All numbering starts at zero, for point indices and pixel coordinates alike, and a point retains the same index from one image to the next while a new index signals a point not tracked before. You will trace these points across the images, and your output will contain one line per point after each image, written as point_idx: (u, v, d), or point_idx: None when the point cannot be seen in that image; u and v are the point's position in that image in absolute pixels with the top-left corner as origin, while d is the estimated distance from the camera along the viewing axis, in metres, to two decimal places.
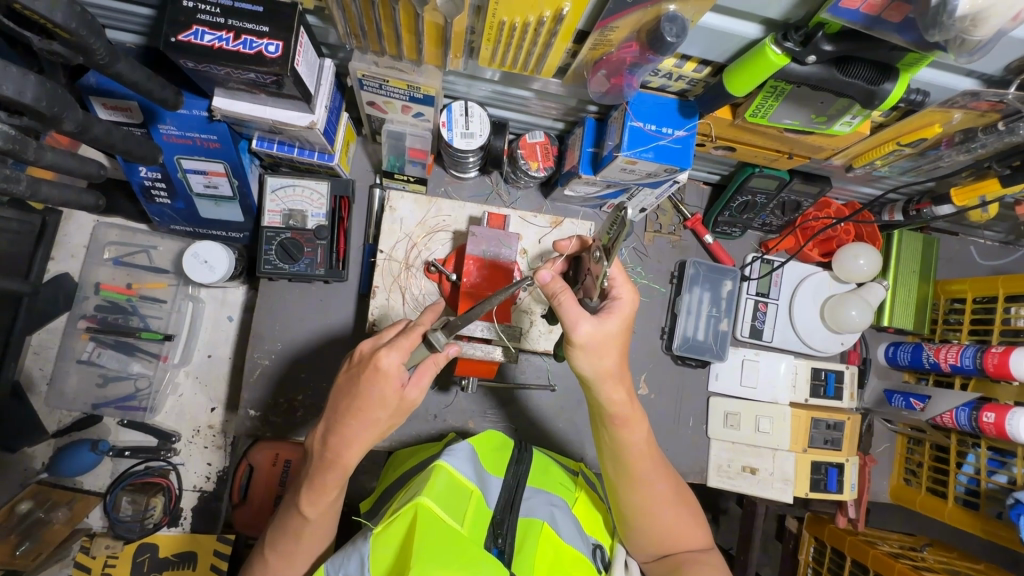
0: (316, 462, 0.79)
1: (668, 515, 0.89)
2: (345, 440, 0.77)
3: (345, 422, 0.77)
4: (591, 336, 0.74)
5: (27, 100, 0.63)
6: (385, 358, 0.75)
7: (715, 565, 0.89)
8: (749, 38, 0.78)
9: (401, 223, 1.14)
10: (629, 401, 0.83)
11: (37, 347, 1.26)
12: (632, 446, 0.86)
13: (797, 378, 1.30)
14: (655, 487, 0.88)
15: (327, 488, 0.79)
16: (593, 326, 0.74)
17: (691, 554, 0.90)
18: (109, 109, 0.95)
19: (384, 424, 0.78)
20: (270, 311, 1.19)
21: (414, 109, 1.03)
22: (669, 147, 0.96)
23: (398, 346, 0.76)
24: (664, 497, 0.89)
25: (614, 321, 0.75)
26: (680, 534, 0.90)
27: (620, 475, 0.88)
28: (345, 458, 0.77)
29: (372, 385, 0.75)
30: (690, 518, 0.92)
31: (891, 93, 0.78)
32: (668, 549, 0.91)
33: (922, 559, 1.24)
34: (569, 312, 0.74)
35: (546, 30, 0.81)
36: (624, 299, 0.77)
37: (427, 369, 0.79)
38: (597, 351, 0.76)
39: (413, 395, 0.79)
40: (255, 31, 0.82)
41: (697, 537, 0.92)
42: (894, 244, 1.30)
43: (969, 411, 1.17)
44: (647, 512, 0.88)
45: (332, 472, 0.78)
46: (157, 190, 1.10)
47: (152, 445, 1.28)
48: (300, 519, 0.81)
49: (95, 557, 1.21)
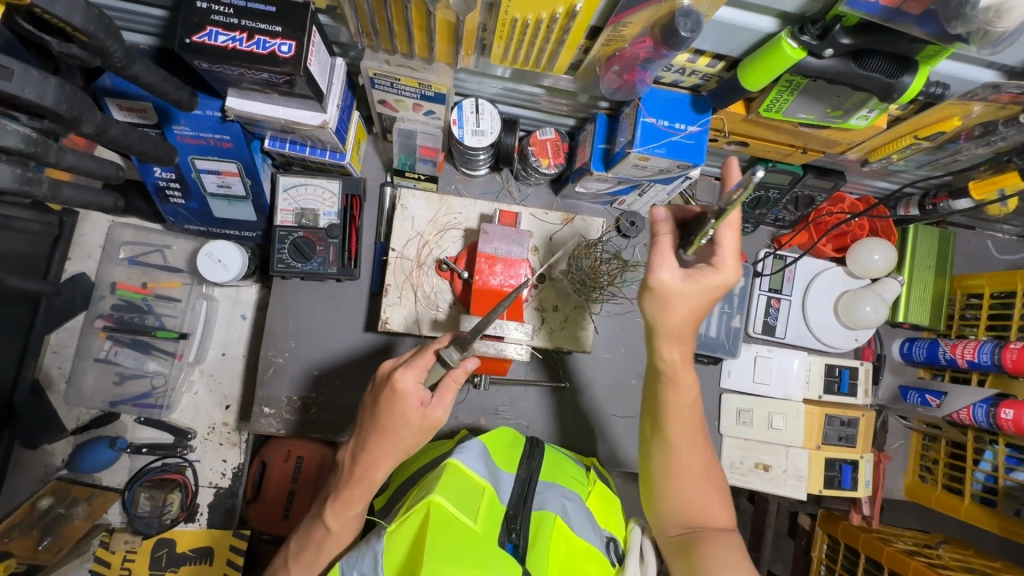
0: (345, 477, 0.81)
1: (694, 483, 0.87)
2: (375, 457, 0.79)
3: (373, 441, 0.79)
4: (666, 283, 0.75)
5: (48, 103, 0.64)
6: (401, 379, 0.76)
7: (733, 546, 0.83)
8: (764, 32, 0.77)
9: (412, 221, 1.15)
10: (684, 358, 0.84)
11: (56, 346, 1.28)
12: (675, 406, 0.85)
13: (810, 374, 1.30)
14: (687, 454, 0.87)
15: (354, 500, 0.81)
16: (674, 277, 0.75)
17: (709, 531, 0.85)
18: (124, 110, 0.96)
19: (410, 441, 0.79)
20: (283, 308, 1.20)
21: (425, 107, 1.03)
22: (681, 143, 0.95)
23: (413, 366, 0.78)
24: (693, 466, 0.87)
25: (696, 286, 0.75)
26: (704, 506, 0.87)
27: (654, 437, 0.88)
28: (376, 474, 0.80)
29: (393, 405, 0.77)
30: (716, 494, 0.88)
31: (909, 86, 0.77)
32: (688, 521, 0.87)
33: (937, 556, 1.23)
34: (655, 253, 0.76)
35: (558, 26, 0.81)
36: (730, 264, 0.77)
37: (448, 388, 0.79)
38: (665, 300, 0.77)
39: (437, 415, 0.79)
40: (268, 32, 0.83)
41: (721, 516, 0.87)
42: (908, 238, 1.29)
43: (986, 408, 1.16)
44: (676, 478, 0.87)
45: (360, 486, 0.80)
46: (172, 191, 1.11)
47: (167, 442, 1.29)
48: (323, 530, 0.84)
49: (113, 552, 1.23)
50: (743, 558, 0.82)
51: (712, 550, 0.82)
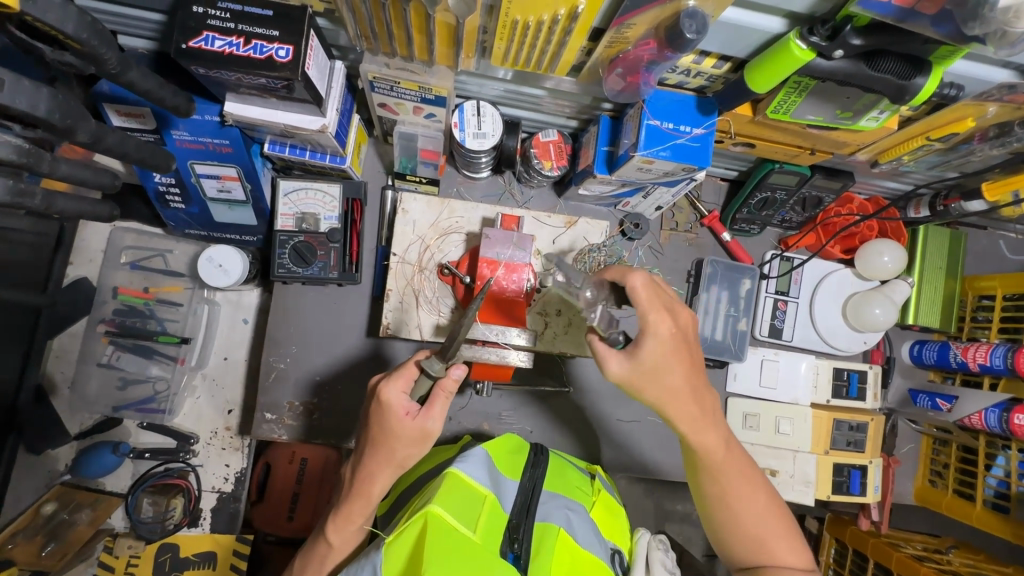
0: (346, 491, 0.81)
1: (759, 524, 0.83)
2: (371, 471, 0.78)
3: (367, 454, 0.79)
4: (621, 375, 0.78)
5: (40, 113, 0.63)
6: (385, 391, 0.77)
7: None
8: (771, 33, 0.75)
9: (413, 225, 1.13)
10: (700, 415, 0.81)
11: (58, 351, 1.27)
12: (711, 451, 0.82)
13: (818, 378, 1.28)
14: (744, 496, 0.84)
15: (353, 517, 0.80)
16: (622, 362, 0.78)
17: (785, 572, 0.81)
18: (122, 116, 0.95)
19: (406, 455, 0.78)
20: (284, 313, 1.19)
21: (426, 110, 1.01)
22: (687, 145, 0.93)
23: (395, 379, 0.78)
24: (751, 504, 0.84)
25: (647, 350, 0.77)
26: (774, 547, 0.83)
27: (705, 490, 0.85)
28: (374, 488, 0.79)
29: (382, 417, 0.77)
30: (784, 531, 0.84)
31: (923, 87, 0.75)
32: (761, 563, 0.83)
33: (947, 562, 1.21)
34: (599, 351, 0.79)
35: (560, 28, 0.79)
36: (661, 319, 0.77)
37: (437, 399, 0.78)
38: (634, 387, 0.78)
39: (429, 424, 0.77)
40: (265, 36, 0.81)
41: (794, 554, 0.83)
42: (919, 240, 1.26)
43: (999, 413, 1.14)
44: (738, 523, 0.84)
45: (358, 502, 0.79)
46: (171, 196, 1.10)
47: (170, 447, 1.28)
48: (325, 546, 0.83)
49: (117, 556, 1.23)
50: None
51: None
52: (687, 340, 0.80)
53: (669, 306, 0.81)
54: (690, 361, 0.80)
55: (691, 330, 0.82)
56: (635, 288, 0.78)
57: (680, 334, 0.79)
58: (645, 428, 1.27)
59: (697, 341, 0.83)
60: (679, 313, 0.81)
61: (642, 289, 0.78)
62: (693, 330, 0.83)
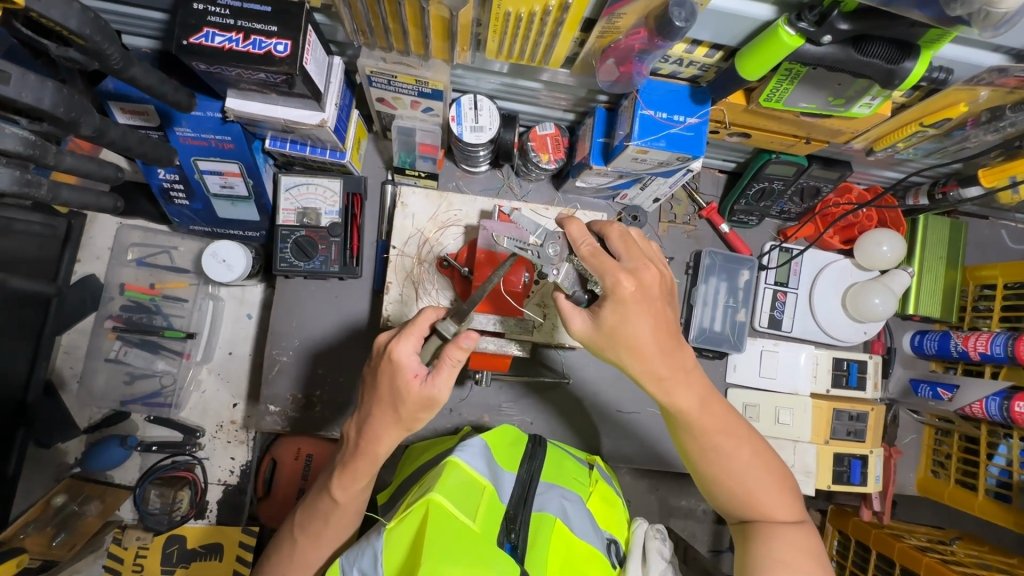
0: (351, 450, 0.82)
1: (747, 479, 0.83)
2: (377, 432, 0.80)
3: (374, 412, 0.80)
4: (583, 334, 0.80)
5: (45, 107, 0.65)
6: (397, 349, 0.77)
7: (801, 543, 0.81)
8: (761, 20, 0.75)
9: (412, 218, 1.15)
10: (668, 373, 0.81)
11: (67, 346, 1.30)
12: (679, 408, 0.83)
13: (817, 368, 1.28)
14: (728, 450, 0.84)
15: (358, 475, 0.82)
16: (586, 320, 0.80)
17: (775, 526, 0.82)
18: (127, 113, 0.97)
19: (410, 417, 0.79)
20: (286, 307, 1.21)
21: (423, 104, 1.03)
22: (680, 134, 0.94)
23: (407, 337, 0.78)
24: (736, 458, 0.84)
25: (606, 312, 0.79)
26: (764, 501, 0.83)
27: (688, 446, 0.86)
28: (380, 448, 0.80)
29: (391, 376, 0.77)
30: (774, 486, 0.84)
31: (912, 71, 0.75)
32: (751, 515, 0.84)
33: (951, 553, 1.20)
34: (563, 310, 0.81)
35: (553, 19, 0.80)
36: (619, 281, 0.77)
37: (447, 366, 0.76)
38: (597, 347, 0.81)
39: (437, 390, 0.77)
40: (264, 32, 0.83)
41: (785, 509, 0.83)
42: (918, 230, 1.26)
43: (1000, 401, 1.13)
44: (725, 480, 0.84)
45: (364, 459, 0.81)
46: (176, 192, 1.12)
47: (177, 440, 1.31)
48: (329, 502, 0.84)
49: (126, 548, 1.24)
50: (810, 556, 0.80)
51: (776, 550, 0.80)
52: (652, 300, 0.79)
53: (628, 266, 0.80)
54: (653, 320, 0.79)
55: (657, 286, 0.80)
56: (580, 253, 0.79)
57: (641, 294, 0.79)
58: (645, 419, 1.27)
59: (665, 296, 0.82)
60: (642, 271, 0.80)
61: (587, 254, 0.79)
62: (661, 287, 0.82)
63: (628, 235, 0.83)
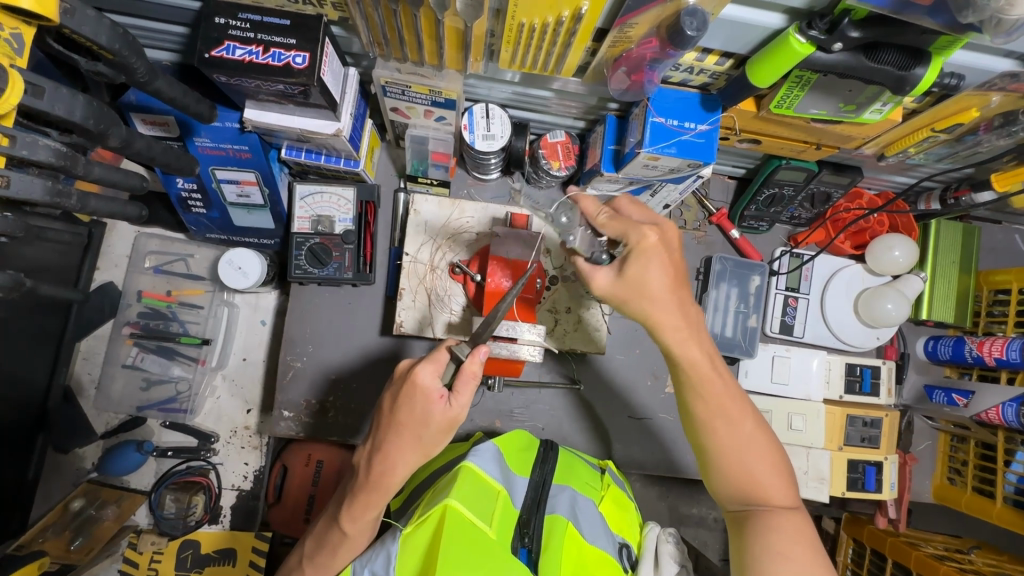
0: (362, 480, 0.80)
1: (750, 462, 0.82)
2: (393, 459, 0.79)
3: (390, 439, 0.79)
4: (607, 289, 0.82)
5: (76, 119, 0.66)
6: (420, 374, 0.77)
7: (798, 530, 0.79)
8: (772, 28, 0.76)
9: (424, 225, 1.17)
10: (685, 323, 0.83)
11: (86, 352, 1.32)
12: (693, 366, 0.84)
13: (830, 374, 1.28)
14: (732, 421, 0.83)
15: (370, 506, 0.80)
16: (610, 277, 0.82)
17: (774, 513, 0.81)
18: (149, 124, 1.00)
19: (430, 442, 0.79)
20: (300, 314, 1.23)
21: (437, 113, 1.05)
22: (691, 142, 0.95)
23: (429, 361, 0.79)
24: (740, 439, 0.83)
25: (632, 267, 0.80)
26: (764, 484, 0.82)
27: (693, 412, 0.85)
28: (394, 478, 0.79)
29: (414, 401, 0.77)
30: (775, 471, 0.83)
31: (922, 78, 0.76)
32: (750, 501, 0.83)
33: (968, 562, 1.18)
34: (583, 272, 0.83)
35: (565, 30, 0.81)
36: (643, 233, 0.80)
37: (466, 384, 0.79)
38: (621, 301, 0.82)
39: (459, 409, 0.79)
40: (283, 44, 0.85)
41: (784, 494, 0.82)
42: (930, 235, 1.26)
43: (1016, 407, 1.13)
44: (728, 460, 0.83)
45: (376, 491, 0.79)
46: (194, 201, 1.15)
47: (192, 445, 1.32)
48: (339, 533, 0.83)
49: (141, 553, 1.25)
50: (808, 544, 0.78)
51: (775, 541, 0.78)
52: (671, 249, 0.82)
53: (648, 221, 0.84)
54: (671, 271, 0.81)
55: (676, 238, 0.84)
56: (599, 223, 0.82)
57: (662, 244, 0.81)
58: (656, 425, 1.27)
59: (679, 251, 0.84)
60: (663, 224, 0.84)
61: (606, 221, 0.82)
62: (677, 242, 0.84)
63: (638, 202, 0.88)
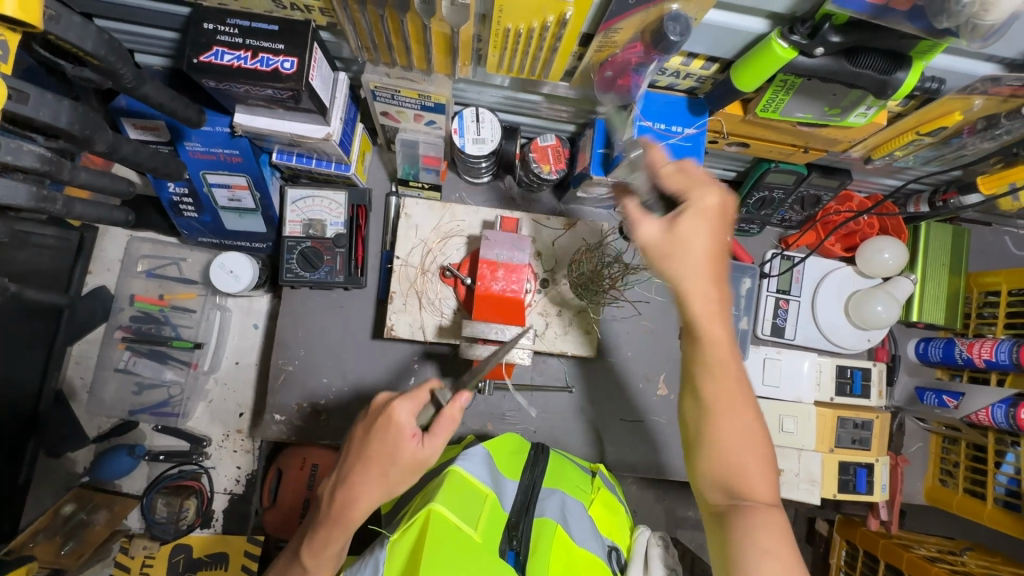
0: (326, 511, 0.79)
1: (742, 454, 0.75)
2: (357, 491, 0.77)
3: (356, 471, 0.78)
4: (651, 242, 0.76)
5: (61, 124, 0.67)
6: (398, 409, 0.78)
7: (781, 534, 0.72)
8: (755, 33, 0.77)
9: (415, 229, 1.17)
10: (718, 297, 0.76)
11: (78, 357, 1.32)
12: (714, 343, 0.76)
13: (821, 377, 1.27)
14: (736, 410, 0.75)
15: (329, 541, 0.78)
16: (656, 230, 0.77)
17: (758, 511, 0.73)
18: (139, 128, 1.00)
19: (394, 478, 0.78)
20: (292, 318, 1.23)
21: (426, 117, 1.05)
22: (679, 145, 0.95)
23: (408, 398, 0.79)
24: (739, 430, 0.75)
25: (685, 223, 0.75)
26: (753, 480, 0.74)
27: (699, 391, 0.77)
28: (357, 510, 0.77)
29: (386, 434, 0.77)
30: (766, 470, 0.75)
31: (904, 82, 0.76)
32: (735, 494, 0.75)
33: (961, 564, 1.18)
34: (630, 217, 0.78)
35: (551, 35, 0.82)
36: (705, 194, 0.76)
37: (443, 427, 0.78)
38: (659, 257, 0.76)
39: (431, 451, 0.78)
40: (271, 49, 0.86)
41: (770, 494, 0.75)
42: (921, 237, 1.27)
43: (1006, 408, 1.13)
44: (722, 447, 0.75)
45: (337, 524, 0.78)
46: (185, 205, 1.15)
47: (184, 450, 1.32)
48: (298, 570, 0.79)
49: (132, 557, 1.24)
50: (790, 550, 0.71)
51: (757, 538, 0.71)
52: (723, 217, 0.77)
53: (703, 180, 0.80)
54: (716, 237, 0.76)
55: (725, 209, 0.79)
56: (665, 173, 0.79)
57: (721, 210, 0.77)
58: (648, 428, 1.27)
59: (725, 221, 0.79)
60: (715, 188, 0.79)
61: (671, 173, 0.79)
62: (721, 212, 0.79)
63: None
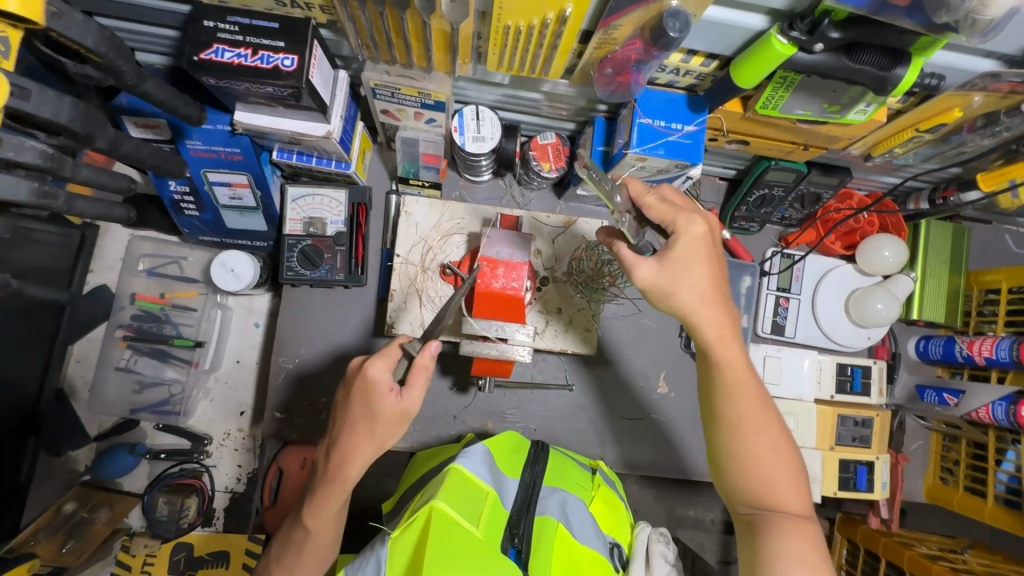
0: (322, 477, 0.81)
1: (769, 468, 0.79)
2: (348, 453, 0.79)
3: (345, 433, 0.79)
4: (649, 280, 0.79)
5: (62, 121, 0.67)
6: (371, 368, 0.79)
7: (809, 540, 0.77)
8: (754, 29, 0.77)
9: (415, 227, 1.17)
10: (727, 322, 0.82)
11: (79, 355, 1.33)
12: (723, 368, 0.81)
13: (821, 374, 1.28)
14: (764, 425, 0.80)
15: (330, 500, 0.81)
16: (653, 269, 0.79)
17: (786, 520, 0.78)
18: (140, 127, 1.01)
19: (383, 435, 0.79)
20: (292, 316, 1.23)
21: (426, 115, 1.06)
22: (679, 142, 0.95)
23: (380, 357, 0.80)
24: (761, 445, 0.80)
25: (677, 246, 0.78)
26: (779, 490, 0.79)
27: (722, 413, 0.82)
28: (351, 470, 0.79)
29: (365, 394, 0.78)
30: (793, 478, 0.80)
31: (903, 78, 0.76)
32: (762, 506, 0.79)
33: (961, 561, 1.19)
34: (625, 262, 0.81)
35: (550, 32, 0.82)
36: (691, 221, 0.79)
37: (418, 376, 0.79)
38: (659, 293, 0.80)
39: (411, 402, 0.79)
40: (272, 47, 0.86)
41: (798, 501, 0.79)
42: (920, 235, 1.27)
43: (1006, 405, 1.13)
44: (745, 465, 0.80)
45: (335, 486, 0.80)
46: (186, 204, 1.16)
47: (186, 448, 1.32)
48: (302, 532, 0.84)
49: (134, 555, 1.23)
50: (817, 554, 0.76)
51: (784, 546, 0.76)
52: (713, 245, 0.81)
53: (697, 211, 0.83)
54: (709, 269, 0.80)
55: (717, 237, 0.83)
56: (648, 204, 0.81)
57: (708, 238, 0.80)
58: (647, 426, 1.28)
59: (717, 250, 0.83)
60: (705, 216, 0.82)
61: (653, 204, 0.81)
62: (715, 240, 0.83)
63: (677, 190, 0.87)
